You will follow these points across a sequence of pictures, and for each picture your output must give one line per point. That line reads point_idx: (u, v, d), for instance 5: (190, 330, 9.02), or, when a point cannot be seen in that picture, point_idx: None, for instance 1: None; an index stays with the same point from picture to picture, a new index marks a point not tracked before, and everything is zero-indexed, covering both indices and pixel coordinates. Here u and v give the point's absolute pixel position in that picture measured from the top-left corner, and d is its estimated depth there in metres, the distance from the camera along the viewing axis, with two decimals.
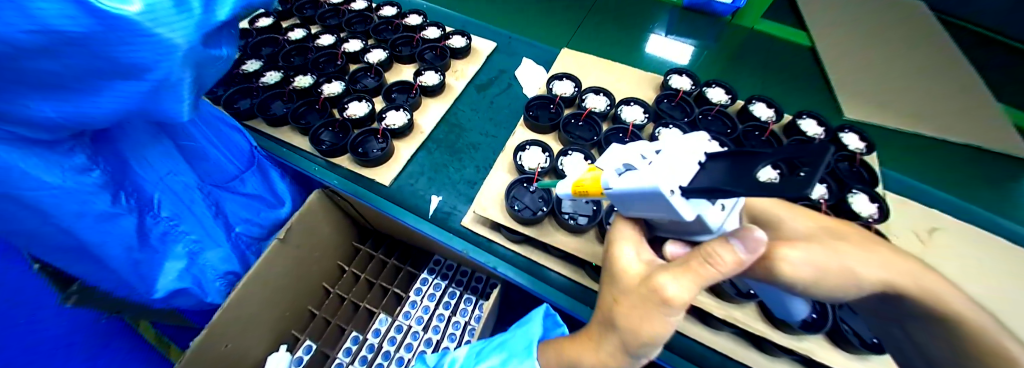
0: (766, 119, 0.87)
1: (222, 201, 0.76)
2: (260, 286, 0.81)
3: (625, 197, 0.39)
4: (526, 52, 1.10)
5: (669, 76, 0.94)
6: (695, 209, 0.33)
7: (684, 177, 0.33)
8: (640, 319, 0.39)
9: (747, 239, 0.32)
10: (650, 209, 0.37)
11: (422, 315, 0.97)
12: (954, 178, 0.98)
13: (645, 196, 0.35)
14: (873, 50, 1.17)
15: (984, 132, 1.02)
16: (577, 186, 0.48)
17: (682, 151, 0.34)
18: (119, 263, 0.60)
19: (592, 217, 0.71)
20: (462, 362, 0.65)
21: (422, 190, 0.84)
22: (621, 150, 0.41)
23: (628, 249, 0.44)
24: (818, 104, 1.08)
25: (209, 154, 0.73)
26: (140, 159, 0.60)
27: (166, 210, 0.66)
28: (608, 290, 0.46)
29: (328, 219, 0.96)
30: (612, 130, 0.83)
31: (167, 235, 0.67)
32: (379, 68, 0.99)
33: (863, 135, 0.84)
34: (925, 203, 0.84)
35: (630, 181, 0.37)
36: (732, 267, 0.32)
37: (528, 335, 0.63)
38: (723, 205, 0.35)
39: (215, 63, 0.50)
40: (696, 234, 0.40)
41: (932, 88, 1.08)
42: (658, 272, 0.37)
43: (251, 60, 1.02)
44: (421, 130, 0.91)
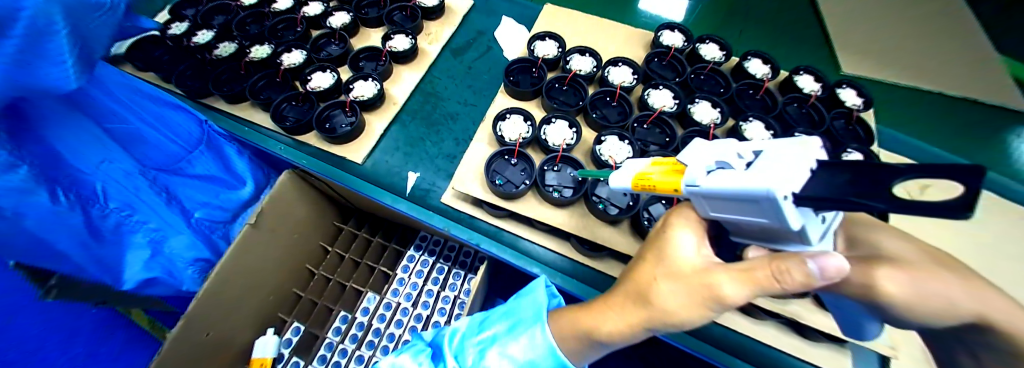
0: (761, 77, 0.82)
1: (171, 186, 0.71)
2: (237, 271, 0.77)
3: (711, 197, 0.34)
4: (506, 10, 1.01)
5: (660, 32, 0.86)
6: (803, 218, 0.27)
7: (798, 181, 0.26)
8: (682, 305, 0.38)
9: (830, 266, 0.28)
10: (744, 213, 0.31)
11: (411, 292, 0.95)
12: (949, 134, 0.96)
13: (741, 198, 0.29)
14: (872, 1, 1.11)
15: (978, 84, 0.99)
16: (638, 180, 0.45)
17: (792, 151, 0.28)
18: (78, 258, 0.55)
19: (577, 188, 0.68)
20: (465, 333, 0.60)
21: (399, 167, 0.79)
22: (708, 147, 0.36)
23: (690, 236, 0.40)
24: (816, 59, 1.03)
25: (146, 136, 0.67)
26: (69, 144, 0.53)
27: (111, 199, 0.60)
28: (650, 268, 0.42)
29: (303, 199, 0.91)
30: (599, 94, 0.77)
31: (121, 226, 0.62)
32: (343, 33, 0.90)
33: (861, 90, 0.80)
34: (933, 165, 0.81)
35: (722, 181, 0.31)
36: (801, 286, 0.30)
37: (537, 303, 0.58)
38: (830, 218, 0.30)
39: (99, 15, 0.44)
40: (781, 244, 0.34)
41: (929, 39, 1.04)
42: (718, 270, 0.36)
43: (201, 31, 0.90)
44: (394, 101, 0.84)
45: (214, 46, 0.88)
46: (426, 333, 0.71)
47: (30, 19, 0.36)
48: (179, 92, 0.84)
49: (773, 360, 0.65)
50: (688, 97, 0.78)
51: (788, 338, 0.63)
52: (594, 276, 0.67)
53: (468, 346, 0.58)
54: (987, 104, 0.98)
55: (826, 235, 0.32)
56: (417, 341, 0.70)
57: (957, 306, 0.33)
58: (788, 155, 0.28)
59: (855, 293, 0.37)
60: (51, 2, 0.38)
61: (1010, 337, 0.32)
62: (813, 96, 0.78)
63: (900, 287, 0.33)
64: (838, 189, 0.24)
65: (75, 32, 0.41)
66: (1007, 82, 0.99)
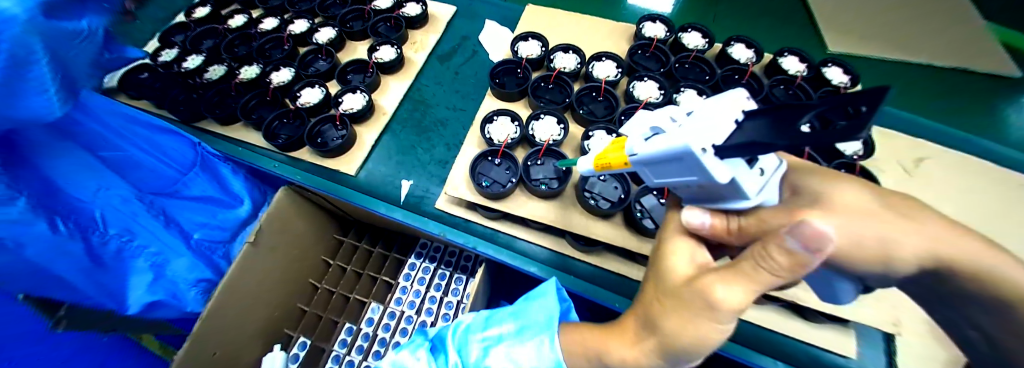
0: (745, 61, 0.82)
1: (169, 208, 0.72)
2: (240, 289, 0.78)
3: (651, 162, 0.37)
4: (489, 14, 1.02)
5: (641, 24, 0.87)
6: (730, 170, 0.30)
7: (719, 135, 0.30)
8: (684, 324, 0.36)
9: (806, 234, 0.25)
10: (681, 173, 0.34)
11: (413, 300, 0.96)
12: (942, 105, 0.95)
13: (672, 157, 0.32)
14: None
15: (966, 52, 0.99)
16: (601, 160, 0.47)
17: (714, 107, 0.31)
18: (82, 285, 0.56)
19: (562, 177, 0.68)
20: (470, 327, 0.62)
21: (392, 176, 0.80)
22: (648, 116, 0.39)
23: (684, 249, 0.40)
24: (803, 40, 1.03)
25: (141, 161, 0.68)
26: (60, 172, 0.54)
27: (111, 223, 0.61)
28: (653, 288, 0.42)
29: (300, 214, 0.92)
30: (585, 90, 0.78)
31: (122, 252, 0.63)
32: (330, 48, 0.91)
33: (846, 67, 0.80)
34: (942, 144, 0.80)
35: (657, 144, 0.34)
36: (788, 267, 0.28)
37: (547, 308, 0.60)
38: (762, 169, 0.32)
39: (80, 42, 0.46)
40: (724, 203, 0.34)
41: (912, 12, 1.04)
42: (708, 274, 0.34)
43: (191, 56, 0.91)
44: (383, 111, 0.85)
45: (204, 70, 0.89)
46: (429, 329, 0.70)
47: (10, 50, 0.37)
48: (172, 118, 0.85)
49: (766, 339, 0.64)
50: (673, 87, 0.79)
51: (786, 319, 0.63)
52: (592, 271, 0.68)
53: (474, 340, 0.60)
54: (978, 72, 0.98)
55: (766, 188, 0.32)
56: (419, 337, 0.68)
57: (942, 273, 0.33)
58: (711, 111, 0.31)
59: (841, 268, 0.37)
60: (32, 33, 0.39)
61: (998, 302, 0.32)
62: (799, 77, 0.78)
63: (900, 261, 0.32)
64: (774, 132, 0.26)
65: (55, 60, 0.42)
66: (995, 49, 0.99)
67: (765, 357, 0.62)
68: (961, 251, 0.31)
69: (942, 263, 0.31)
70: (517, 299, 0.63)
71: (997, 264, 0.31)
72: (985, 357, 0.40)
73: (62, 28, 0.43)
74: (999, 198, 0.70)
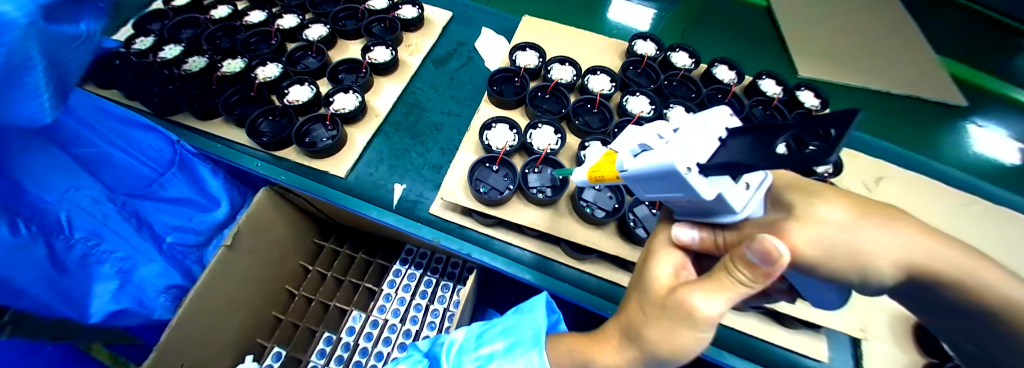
0: (728, 82, 0.88)
1: (142, 210, 0.66)
2: (214, 295, 0.73)
3: (640, 179, 0.38)
4: (486, 22, 1.03)
5: (634, 41, 0.90)
6: (714, 186, 0.31)
7: (701, 154, 0.31)
8: (667, 333, 0.37)
9: (763, 250, 0.29)
10: (668, 190, 0.35)
11: (398, 308, 0.93)
12: (896, 129, 1.05)
13: (659, 175, 0.34)
14: (823, 9, 1.21)
15: (917, 83, 1.09)
16: (595, 171, 0.48)
17: (701, 126, 0.33)
18: (41, 293, 0.50)
19: (559, 187, 0.70)
20: (462, 346, 0.62)
21: (384, 179, 0.78)
22: (636, 131, 0.41)
23: (669, 259, 0.41)
24: (778, 63, 1.10)
25: (117, 159, 0.63)
26: (34, 173, 0.48)
27: (80, 225, 0.55)
28: (636, 298, 0.43)
29: (280, 218, 0.87)
30: (580, 102, 0.80)
31: (88, 258, 0.57)
32: (320, 46, 0.88)
33: (818, 92, 0.87)
34: (899, 166, 0.88)
35: (646, 161, 0.35)
36: (754, 279, 0.31)
37: (536, 323, 0.60)
38: (753, 187, 0.33)
39: (77, 45, 0.42)
40: (714, 217, 0.36)
41: (873, 46, 1.14)
42: (687, 285, 0.35)
43: (169, 45, 0.85)
44: (376, 112, 0.83)
45: (184, 60, 0.84)
46: (421, 342, 0.70)
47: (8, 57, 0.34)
48: (146, 110, 0.80)
49: (748, 346, 0.67)
50: (663, 102, 0.82)
51: (768, 326, 0.66)
52: (583, 279, 0.69)
53: (466, 360, 0.59)
54: (926, 100, 1.09)
55: (754, 202, 0.34)
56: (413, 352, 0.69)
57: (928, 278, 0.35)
58: (698, 129, 0.33)
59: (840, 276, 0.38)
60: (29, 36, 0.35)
61: (977, 303, 0.34)
62: (776, 99, 0.84)
63: (894, 266, 0.34)
64: (754, 154, 0.27)
65: (51, 66, 0.38)
66: (941, 81, 1.10)
67: (749, 364, 0.65)
68: (937, 251, 0.33)
69: (922, 262, 0.33)
70: (507, 317, 0.63)
71: (967, 262, 0.34)
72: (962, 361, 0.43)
73: (61, 32, 0.39)
74: (945, 215, 0.78)
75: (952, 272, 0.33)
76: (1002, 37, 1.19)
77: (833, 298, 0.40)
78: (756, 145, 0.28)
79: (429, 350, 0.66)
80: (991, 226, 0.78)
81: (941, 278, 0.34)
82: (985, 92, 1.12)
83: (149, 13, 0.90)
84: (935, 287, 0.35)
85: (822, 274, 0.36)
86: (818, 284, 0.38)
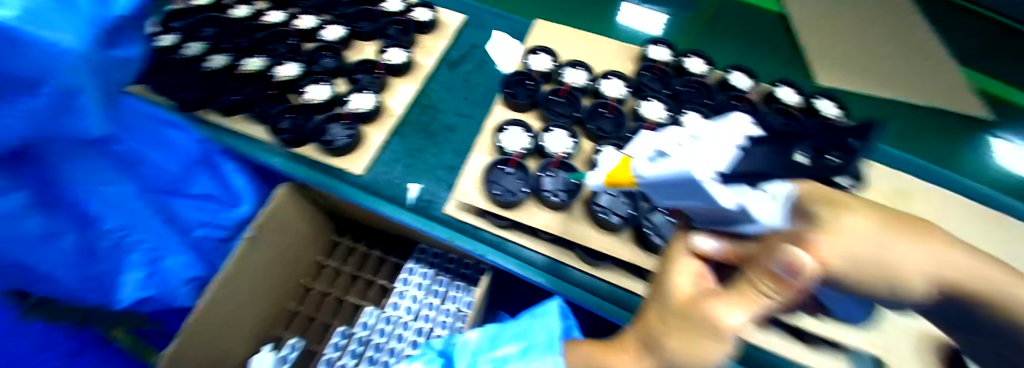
0: (744, 88, 0.86)
1: (174, 206, 0.78)
2: (238, 285, 0.76)
3: (658, 186, 0.38)
4: (498, 25, 1.04)
5: (647, 46, 0.90)
6: (737, 197, 0.30)
7: (721, 162, 0.31)
8: (688, 348, 0.36)
9: (788, 262, 0.28)
10: (687, 197, 0.35)
11: (411, 305, 0.94)
12: (918, 142, 1.02)
13: (677, 183, 0.33)
14: (849, 15, 1.17)
15: (945, 94, 1.05)
16: (610, 176, 0.48)
17: (721, 134, 0.33)
18: (66, 277, 0.64)
19: (574, 191, 0.69)
20: (476, 348, 0.62)
21: (399, 178, 0.80)
22: (654, 137, 0.40)
23: (688, 268, 0.41)
24: (793, 71, 1.08)
25: (147, 158, 0.73)
26: (70, 175, 0.62)
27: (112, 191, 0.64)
28: (655, 310, 0.43)
29: (301, 213, 0.90)
30: (593, 106, 0.80)
31: (118, 245, 0.70)
32: (338, 47, 0.91)
33: (837, 101, 0.85)
34: (923, 179, 0.85)
35: (663, 168, 0.35)
36: (784, 293, 0.29)
37: (550, 327, 0.61)
38: (777, 196, 0.32)
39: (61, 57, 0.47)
40: (737, 225, 0.35)
41: (897, 57, 1.10)
42: (713, 299, 0.35)
43: (191, 43, 0.88)
44: (391, 112, 0.85)
45: (205, 58, 0.86)
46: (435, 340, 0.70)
47: None
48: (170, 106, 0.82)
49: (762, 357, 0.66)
50: (677, 107, 0.82)
51: (782, 337, 0.65)
52: (596, 284, 0.69)
53: (482, 361, 0.60)
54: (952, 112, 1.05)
55: (780, 211, 0.33)
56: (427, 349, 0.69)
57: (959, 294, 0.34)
58: (718, 138, 0.33)
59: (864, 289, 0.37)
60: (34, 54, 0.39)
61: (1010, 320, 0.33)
62: (796, 107, 0.83)
63: (922, 279, 0.33)
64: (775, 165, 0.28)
65: None
66: (967, 93, 1.07)
67: None
68: (965, 264, 0.33)
69: (951, 275, 0.33)
70: (520, 320, 0.64)
71: (995, 276, 0.33)
72: None
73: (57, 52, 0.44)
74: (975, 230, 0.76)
75: (982, 286, 0.33)
76: None
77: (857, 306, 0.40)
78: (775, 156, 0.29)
79: (443, 350, 0.67)
80: None
81: (970, 292, 0.33)
82: (1013, 104, 1.09)
83: (170, 12, 0.93)
84: (961, 302, 0.34)
85: (845, 286, 0.35)
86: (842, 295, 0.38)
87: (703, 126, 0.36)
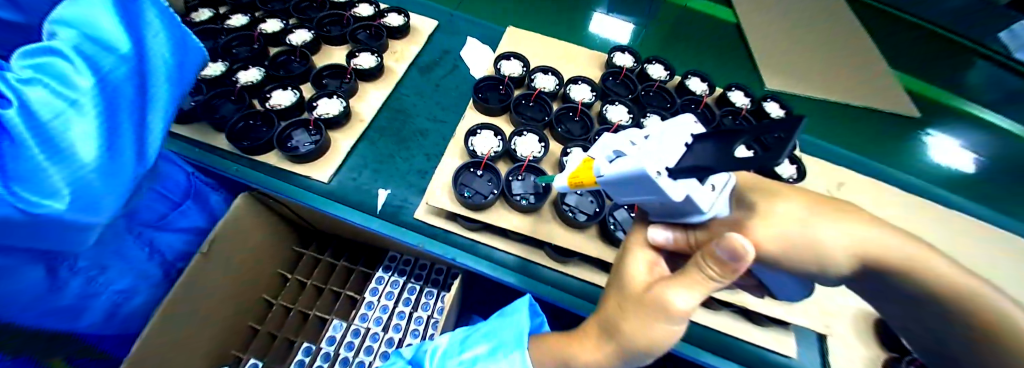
0: (700, 93, 0.93)
1: (158, 239, 0.68)
2: (199, 295, 0.72)
3: (615, 184, 0.39)
4: (471, 31, 1.05)
5: (613, 53, 0.95)
6: (684, 188, 0.33)
7: (670, 158, 0.34)
8: (639, 329, 0.39)
9: (729, 247, 0.31)
10: (643, 193, 0.37)
11: (381, 316, 0.90)
12: (852, 138, 1.14)
13: (631, 180, 0.35)
14: (772, 28, 1.26)
15: (877, 95, 1.17)
16: (574, 177, 0.50)
17: (670, 132, 0.35)
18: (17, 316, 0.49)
19: (542, 194, 0.71)
20: (446, 350, 0.60)
21: (368, 184, 0.78)
22: (611, 138, 0.41)
23: (643, 256, 0.44)
24: (745, 74, 1.18)
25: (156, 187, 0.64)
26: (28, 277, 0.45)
27: (84, 259, 0.53)
28: (611, 297, 0.45)
29: (259, 224, 0.84)
30: (563, 110, 0.83)
31: (89, 289, 0.57)
32: (305, 51, 0.88)
33: (783, 103, 0.93)
34: (856, 170, 0.94)
35: (619, 166, 0.37)
36: (727, 273, 0.33)
37: (518, 325, 0.59)
38: (720, 190, 0.36)
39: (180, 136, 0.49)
40: (686, 217, 0.38)
41: (837, 68, 1.20)
42: (661, 283, 0.37)
43: None
44: (360, 118, 0.83)
45: None
46: (405, 350, 0.68)
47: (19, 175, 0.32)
48: None
49: (727, 346, 0.70)
50: (641, 111, 0.86)
51: (738, 322, 0.69)
52: (565, 281, 0.70)
53: (451, 363, 0.58)
54: (884, 111, 1.17)
55: (722, 201, 0.36)
56: (397, 359, 0.66)
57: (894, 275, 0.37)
58: (665, 137, 0.35)
59: (809, 275, 0.39)
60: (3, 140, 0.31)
61: (929, 292, 0.36)
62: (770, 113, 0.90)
63: (846, 254, 0.36)
64: (718, 159, 0.29)
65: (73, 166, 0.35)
66: (896, 94, 1.19)
67: (720, 359, 0.68)
68: (888, 242, 0.36)
69: (872, 250, 0.36)
70: (488, 319, 0.63)
71: (918, 250, 0.36)
72: (925, 347, 0.45)
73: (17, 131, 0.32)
74: (906, 218, 0.84)
75: (904, 259, 0.36)
76: (948, 54, 1.30)
77: (801, 290, 0.43)
78: (718, 141, 0.31)
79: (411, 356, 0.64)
80: (948, 233, 0.84)
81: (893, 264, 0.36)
82: (936, 103, 1.22)
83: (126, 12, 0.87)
84: (876, 272, 0.38)
85: (781, 266, 0.39)
86: (791, 281, 0.41)
87: (653, 126, 0.38)
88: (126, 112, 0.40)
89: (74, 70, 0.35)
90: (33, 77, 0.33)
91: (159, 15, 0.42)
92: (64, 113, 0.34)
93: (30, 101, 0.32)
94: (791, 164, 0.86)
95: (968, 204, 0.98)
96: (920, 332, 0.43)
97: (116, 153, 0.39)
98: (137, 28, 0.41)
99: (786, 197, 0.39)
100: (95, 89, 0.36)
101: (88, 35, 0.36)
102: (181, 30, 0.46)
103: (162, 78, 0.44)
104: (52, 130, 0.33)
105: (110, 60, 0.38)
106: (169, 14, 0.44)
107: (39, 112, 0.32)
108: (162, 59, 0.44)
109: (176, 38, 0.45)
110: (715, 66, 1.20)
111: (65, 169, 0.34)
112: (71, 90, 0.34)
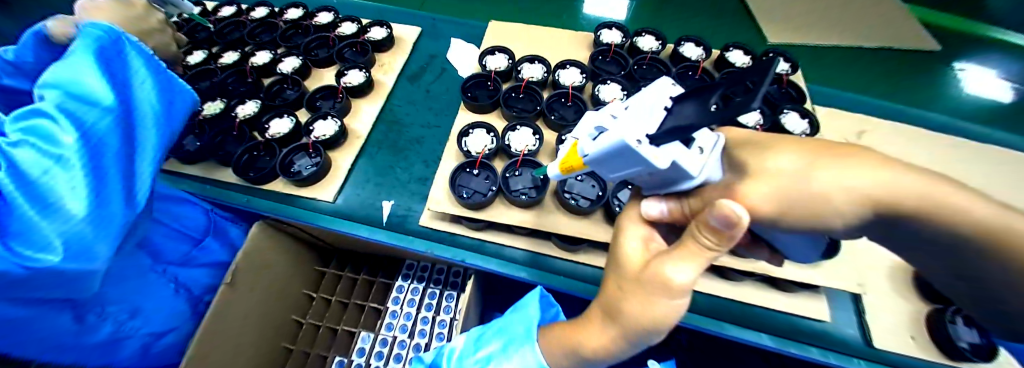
0: (696, 58, 0.90)
1: (182, 275, 0.72)
2: (232, 325, 0.75)
3: (604, 159, 0.36)
4: (454, 32, 1.05)
5: (599, 31, 0.93)
6: (668, 155, 0.32)
7: (650, 125, 0.32)
8: (640, 310, 0.38)
9: (722, 214, 0.29)
10: (627, 166, 0.35)
11: (405, 323, 0.92)
12: (873, 82, 1.07)
13: (617, 153, 0.33)
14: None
15: (888, 34, 1.13)
16: (565, 163, 0.47)
17: (647, 97, 0.34)
18: (71, 343, 0.55)
19: (541, 187, 0.70)
20: (461, 352, 0.60)
21: (372, 198, 0.79)
22: (589, 116, 0.39)
23: (637, 233, 0.43)
24: (747, 35, 1.13)
25: (165, 225, 0.67)
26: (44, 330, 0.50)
27: (110, 305, 0.59)
28: (610, 279, 0.44)
29: (277, 250, 0.87)
30: (554, 97, 0.82)
31: (116, 334, 0.62)
32: (296, 77, 0.90)
33: (787, 57, 0.90)
34: (870, 115, 0.91)
35: (603, 143, 0.34)
36: (725, 240, 0.31)
37: (527, 318, 0.59)
38: (707, 149, 0.35)
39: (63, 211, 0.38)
40: (678, 184, 0.36)
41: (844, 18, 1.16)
42: (657, 260, 0.36)
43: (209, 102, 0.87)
44: (357, 135, 0.84)
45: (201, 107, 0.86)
46: (426, 354, 0.67)
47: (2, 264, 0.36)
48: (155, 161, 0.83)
49: (745, 314, 0.67)
50: (636, 87, 0.84)
51: (768, 292, 0.66)
52: (578, 270, 0.69)
53: (467, 364, 0.57)
54: (901, 50, 1.12)
55: (707, 164, 0.35)
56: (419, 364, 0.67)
57: (916, 221, 0.34)
58: (653, 98, 0.34)
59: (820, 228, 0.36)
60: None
61: (953, 232, 0.33)
62: (786, 75, 0.87)
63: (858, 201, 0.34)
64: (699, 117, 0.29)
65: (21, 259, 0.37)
66: (910, 31, 1.15)
67: (750, 331, 0.64)
68: (906, 184, 0.33)
69: (886, 196, 0.33)
70: (501, 316, 0.63)
71: (945, 193, 0.33)
72: (959, 287, 0.42)
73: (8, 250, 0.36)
74: (933, 158, 0.79)
75: (925, 200, 0.32)
76: None
77: (817, 244, 0.41)
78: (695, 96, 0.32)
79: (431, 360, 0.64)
80: (983, 167, 0.79)
81: (913, 208, 0.33)
82: (950, 31, 1.17)
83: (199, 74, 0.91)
84: (896, 221, 0.35)
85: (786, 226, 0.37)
86: (805, 239, 0.39)
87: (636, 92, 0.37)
88: (115, 164, 0.43)
89: (59, 129, 0.38)
90: (21, 140, 0.37)
91: (143, 63, 0.49)
92: (50, 170, 0.37)
93: (19, 162, 0.36)
94: (801, 117, 0.80)
95: (993, 133, 0.95)
96: (956, 276, 0.40)
97: (108, 202, 0.42)
98: (123, 79, 0.46)
99: (782, 151, 0.38)
100: (78, 144, 0.39)
101: (71, 93, 0.40)
102: (168, 75, 0.52)
103: (150, 121, 0.49)
104: (40, 185, 0.36)
105: (92, 114, 0.41)
106: (155, 61, 0.51)
107: (28, 170, 0.36)
108: (149, 104, 0.49)
109: (163, 82, 0.51)
110: (715, 29, 1.15)
111: (57, 223, 0.37)
112: (56, 148, 0.38)
